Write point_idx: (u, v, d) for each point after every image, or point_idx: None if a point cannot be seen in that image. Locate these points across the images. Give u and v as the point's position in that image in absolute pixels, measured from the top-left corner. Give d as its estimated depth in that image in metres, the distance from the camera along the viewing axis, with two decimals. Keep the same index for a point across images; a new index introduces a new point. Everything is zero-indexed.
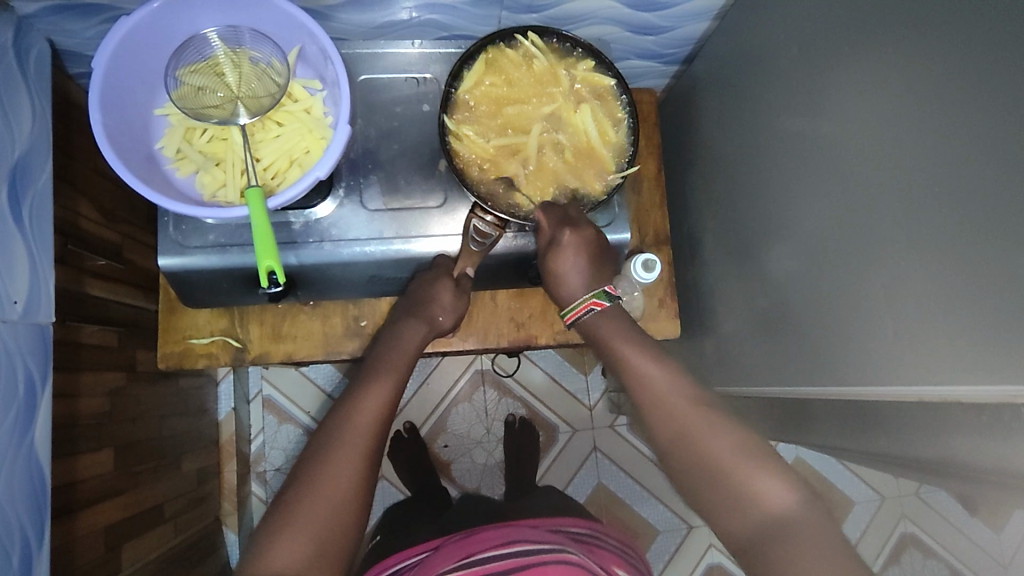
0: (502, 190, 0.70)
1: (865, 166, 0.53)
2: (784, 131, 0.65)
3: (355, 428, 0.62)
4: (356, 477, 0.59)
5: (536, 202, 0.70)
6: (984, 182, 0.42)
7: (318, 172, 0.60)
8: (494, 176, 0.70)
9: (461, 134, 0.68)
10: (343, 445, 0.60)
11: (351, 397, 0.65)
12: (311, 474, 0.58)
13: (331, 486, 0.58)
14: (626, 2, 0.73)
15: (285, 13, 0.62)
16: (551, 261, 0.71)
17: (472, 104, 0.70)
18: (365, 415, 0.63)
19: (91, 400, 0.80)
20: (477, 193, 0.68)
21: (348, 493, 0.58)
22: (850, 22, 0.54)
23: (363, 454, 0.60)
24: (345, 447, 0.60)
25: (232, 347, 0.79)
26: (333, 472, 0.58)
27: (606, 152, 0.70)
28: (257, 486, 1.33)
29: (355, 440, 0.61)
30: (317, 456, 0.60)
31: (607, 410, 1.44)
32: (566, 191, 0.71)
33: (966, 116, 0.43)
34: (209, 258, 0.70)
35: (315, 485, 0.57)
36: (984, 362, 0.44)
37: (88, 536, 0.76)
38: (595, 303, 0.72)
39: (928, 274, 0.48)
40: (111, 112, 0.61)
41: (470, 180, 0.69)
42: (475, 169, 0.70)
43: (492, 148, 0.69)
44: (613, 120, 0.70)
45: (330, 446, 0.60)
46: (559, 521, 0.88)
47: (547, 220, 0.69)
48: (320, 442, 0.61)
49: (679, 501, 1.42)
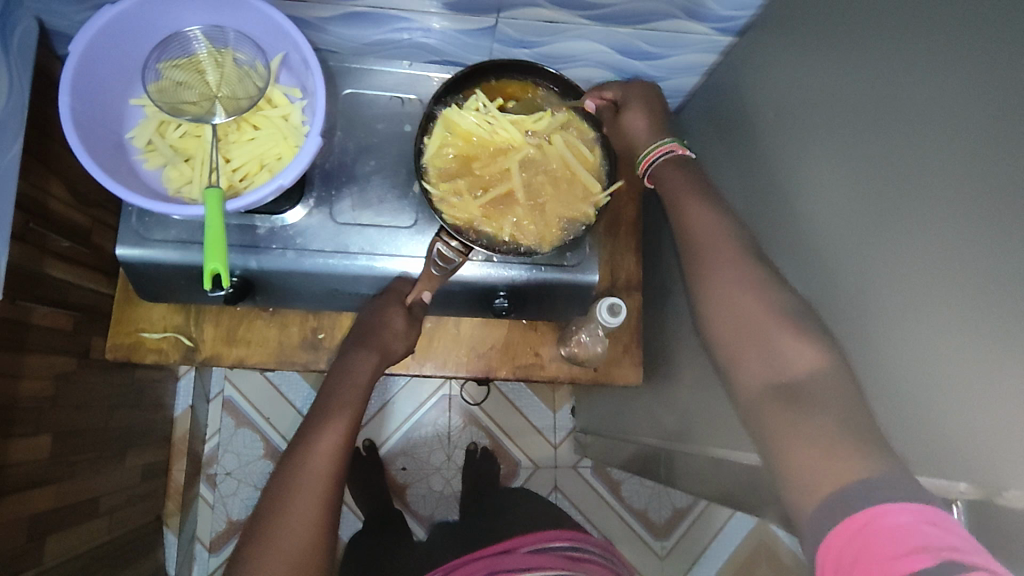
0: (502, 235, 0.68)
1: (833, 236, 0.53)
2: (761, 191, 0.65)
3: (310, 472, 0.58)
4: (315, 526, 0.56)
5: (539, 241, 0.69)
6: (940, 270, 0.42)
7: (283, 179, 0.60)
8: (488, 226, 0.68)
9: (440, 192, 0.67)
10: (302, 491, 0.57)
11: (306, 436, 0.61)
12: (269, 527, 0.55)
13: (292, 538, 0.55)
14: (616, 48, 0.74)
15: (271, 20, 0.62)
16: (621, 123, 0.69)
17: (445, 164, 0.69)
18: (320, 458, 0.59)
19: (34, 383, 0.78)
20: (478, 244, 0.67)
21: (308, 544, 0.55)
22: (830, 94, 0.55)
23: (322, 501, 0.57)
24: (302, 495, 0.57)
25: (184, 346, 0.78)
26: (294, 522, 0.55)
27: (587, 175, 0.69)
28: (205, 488, 1.30)
29: (313, 486, 0.57)
30: (274, 506, 0.56)
31: (572, 450, 1.41)
32: (564, 222, 0.70)
33: (928, 198, 0.44)
34: (168, 253, 0.69)
35: (275, 541, 0.54)
36: (931, 449, 0.43)
37: (11, 524, 0.74)
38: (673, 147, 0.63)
39: (878, 351, 0.48)
40: (83, 97, 0.61)
41: (466, 232, 0.68)
42: (467, 223, 0.68)
43: (477, 202, 0.68)
44: (585, 149, 0.70)
45: (286, 494, 0.57)
46: (544, 537, 0.88)
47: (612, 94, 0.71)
48: (276, 490, 0.57)
49: (634, 551, 1.39)
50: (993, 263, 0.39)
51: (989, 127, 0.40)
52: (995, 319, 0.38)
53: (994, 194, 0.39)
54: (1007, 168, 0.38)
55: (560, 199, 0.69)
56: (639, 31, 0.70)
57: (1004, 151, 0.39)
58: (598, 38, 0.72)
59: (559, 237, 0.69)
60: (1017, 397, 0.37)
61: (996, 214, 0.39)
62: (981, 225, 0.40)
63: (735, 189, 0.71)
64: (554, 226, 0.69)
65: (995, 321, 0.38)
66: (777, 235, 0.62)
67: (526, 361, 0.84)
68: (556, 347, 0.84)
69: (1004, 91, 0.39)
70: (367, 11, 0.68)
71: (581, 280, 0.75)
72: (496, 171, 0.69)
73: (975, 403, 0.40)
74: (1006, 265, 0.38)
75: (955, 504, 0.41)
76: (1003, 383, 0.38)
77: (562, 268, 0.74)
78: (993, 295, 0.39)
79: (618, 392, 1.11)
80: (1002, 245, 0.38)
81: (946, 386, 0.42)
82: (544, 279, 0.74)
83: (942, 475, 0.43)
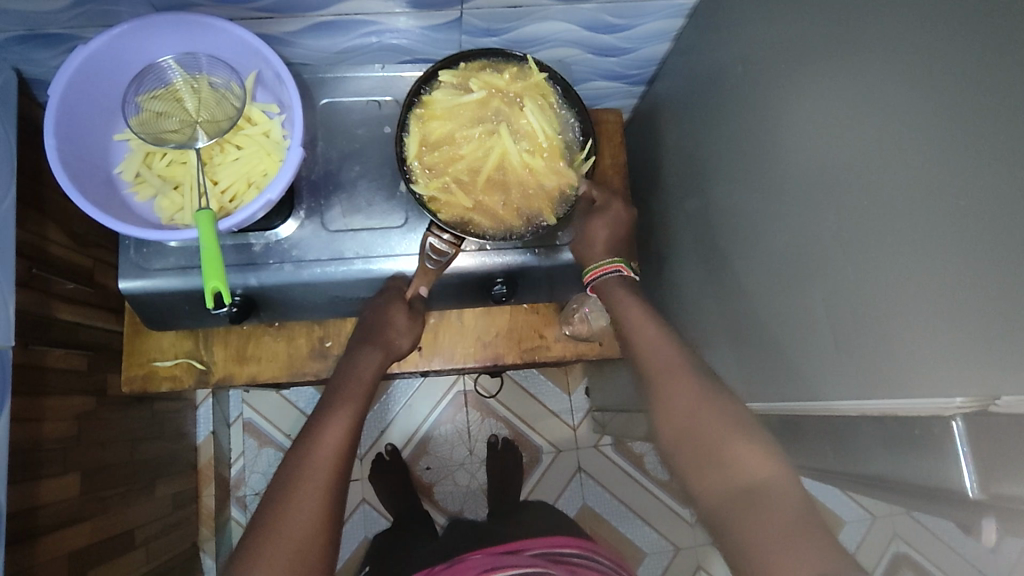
0: (494, 220, 0.70)
1: (816, 179, 0.54)
2: (743, 145, 0.66)
3: (316, 462, 0.61)
4: (318, 510, 0.58)
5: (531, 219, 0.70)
6: (918, 196, 0.43)
7: (270, 193, 0.61)
8: (478, 213, 0.70)
9: (427, 188, 0.69)
10: (306, 480, 0.59)
11: (311, 429, 0.64)
12: (274, 515, 0.57)
13: (299, 522, 0.57)
14: (583, 25, 0.75)
15: (240, 40, 0.64)
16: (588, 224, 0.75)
17: (427, 160, 0.70)
18: (325, 449, 0.62)
19: (57, 423, 0.80)
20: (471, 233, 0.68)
21: (313, 526, 0.57)
22: (801, 41, 0.56)
23: (327, 488, 0.59)
24: (308, 481, 0.59)
25: (196, 369, 0.79)
26: (299, 505, 0.58)
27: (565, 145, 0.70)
28: (236, 511, 1.32)
29: (317, 472, 0.60)
30: (280, 493, 0.59)
31: (591, 431, 1.42)
32: (553, 198, 0.71)
33: (901, 127, 0.45)
34: (170, 281, 0.70)
35: (283, 524, 0.56)
36: (926, 372, 0.44)
37: (49, 563, 0.75)
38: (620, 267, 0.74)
39: (867, 285, 0.49)
40: (67, 137, 0.63)
41: (457, 223, 0.69)
42: (458, 213, 0.69)
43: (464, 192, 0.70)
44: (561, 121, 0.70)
45: (293, 481, 0.59)
46: (551, 542, 0.96)
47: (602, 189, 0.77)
48: (280, 481, 0.60)
49: (665, 522, 1.41)
50: (970, 181, 0.40)
51: (950, 49, 0.41)
52: (977, 234, 0.39)
53: (965, 112, 0.40)
54: (971, 86, 0.39)
55: (546, 173, 0.70)
56: (603, 5, 0.71)
57: (965, 71, 0.40)
58: (564, 17, 0.73)
59: (552, 212, 0.70)
60: (1001, 306, 0.38)
61: (963, 135, 0.40)
62: (949, 146, 0.41)
63: (716, 149, 0.72)
64: (547, 203, 0.70)
65: (978, 235, 0.39)
66: (761, 188, 0.63)
67: (532, 344, 0.85)
68: (559, 327, 0.85)
69: (959, 14, 0.40)
70: (335, 20, 0.69)
71: (574, 257, 0.76)
72: (476, 158, 0.70)
73: (964, 318, 0.40)
74: (977, 183, 0.39)
75: (953, 421, 0.42)
76: (989, 295, 0.39)
77: (554, 248, 0.75)
78: (968, 213, 0.40)
79: (630, 366, 1.12)
80: (971, 160, 0.39)
81: (930, 305, 0.43)
82: (540, 261, 0.75)
83: (935, 395, 0.44)
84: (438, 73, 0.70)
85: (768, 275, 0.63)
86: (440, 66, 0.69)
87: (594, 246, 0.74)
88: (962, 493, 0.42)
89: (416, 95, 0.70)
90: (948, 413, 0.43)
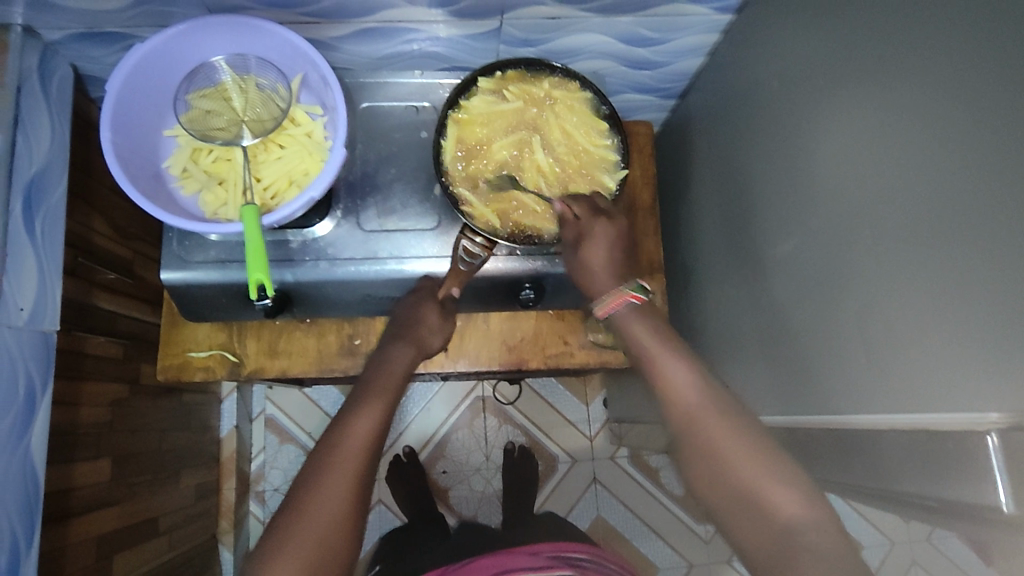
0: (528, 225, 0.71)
1: (847, 195, 0.55)
2: (775, 159, 0.67)
3: (347, 452, 0.62)
4: (347, 500, 0.59)
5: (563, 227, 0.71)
6: (950, 213, 0.44)
7: (312, 192, 0.63)
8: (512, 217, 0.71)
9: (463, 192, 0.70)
10: (335, 471, 0.60)
11: (344, 419, 0.65)
12: (303, 501, 0.59)
13: (326, 509, 0.58)
14: (619, 37, 0.77)
15: (289, 43, 0.66)
16: (581, 252, 0.69)
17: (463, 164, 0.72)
18: (356, 439, 0.63)
19: (92, 409, 0.82)
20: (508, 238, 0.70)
21: (340, 517, 0.58)
22: (834, 58, 0.57)
23: (355, 478, 0.61)
24: (337, 470, 0.60)
25: (229, 361, 0.81)
26: (329, 494, 0.59)
27: (597, 154, 0.72)
28: (255, 505, 1.33)
29: (348, 462, 0.61)
30: (309, 481, 0.60)
31: (608, 442, 1.42)
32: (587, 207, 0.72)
33: (932, 145, 0.45)
34: (209, 274, 0.72)
35: (311, 511, 0.58)
36: (963, 386, 0.44)
37: (79, 544, 0.78)
38: (634, 296, 0.68)
39: (900, 301, 0.49)
40: (121, 132, 0.65)
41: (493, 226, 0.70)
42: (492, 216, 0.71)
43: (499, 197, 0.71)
44: (593, 131, 0.72)
45: (323, 470, 0.60)
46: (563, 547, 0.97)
47: (581, 211, 0.69)
48: (312, 468, 0.61)
49: (679, 537, 1.40)
50: (1004, 198, 0.40)
51: (984, 69, 0.41)
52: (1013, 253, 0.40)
53: (999, 131, 0.40)
54: (1002, 106, 0.40)
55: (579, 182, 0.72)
56: (640, 19, 0.73)
57: (996, 94, 0.40)
58: (600, 29, 0.75)
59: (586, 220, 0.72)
60: None
61: (993, 156, 0.41)
62: (979, 165, 0.42)
63: (746, 164, 0.73)
64: None
65: (1011, 251, 0.40)
66: (792, 201, 0.64)
67: (557, 350, 0.86)
68: (585, 334, 0.86)
69: (992, 39, 0.41)
70: (378, 26, 0.71)
71: None
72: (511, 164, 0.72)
73: (1000, 334, 0.41)
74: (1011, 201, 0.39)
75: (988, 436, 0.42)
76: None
77: None
78: (1000, 233, 0.40)
79: None
80: (1004, 179, 0.40)
81: (965, 322, 0.43)
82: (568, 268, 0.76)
83: (971, 411, 0.43)
84: (476, 80, 0.71)
85: (800, 290, 0.63)
86: (478, 73, 0.71)
87: (592, 274, 0.69)
88: (988, 509, 0.42)
89: (454, 101, 0.71)
90: (982, 428, 0.42)
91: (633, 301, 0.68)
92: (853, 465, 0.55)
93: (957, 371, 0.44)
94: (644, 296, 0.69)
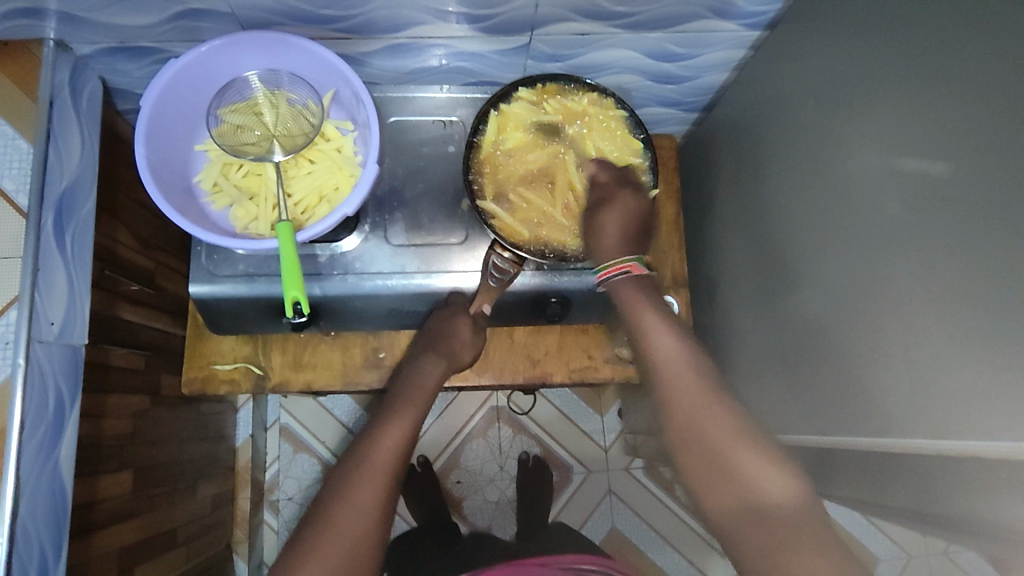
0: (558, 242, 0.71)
1: (882, 216, 0.55)
2: (805, 175, 0.67)
3: (374, 465, 0.62)
4: (373, 513, 0.59)
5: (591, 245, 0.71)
6: (993, 239, 0.44)
7: (345, 209, 0.62)
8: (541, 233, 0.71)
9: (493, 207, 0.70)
10: (362, 484, 0.60)
11: (372, 432, 0.65)
12: (329, 514, 0.58)
13: (351, 522, 0.57)
14: (646, 53, 0.77)
15: (323, 59, 0.66)
16: (598, 215, 0.69)
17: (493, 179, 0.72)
18: (384, 452, 0.63)
19: (116, 421, 0.82)
20: (537, 254, 0.70)
21: (365, 530, 0.58)
22: (868, 78, 0.57)
23: (382, 492, 0.60)
24: (364, 483, 0.60)
25: (254, 374, 0.81)
26: (354, 507, 0.58)
27: (628, 173, 0.72)
28: (269, 515, 1.33)
29: (376, 475, 0.61)
30: (336, 493, 0.60)
31: (623, 452, 1.42)
32: None
33: (974, 169, 0.45)
34: (237, 288, 0.72)
35: (338, 523, 0.57)
36: (1007, 413, 0.43)
37: (102, 558, 0.78)
38: (632, 267, 0.69)
39: (939, 325, 0.49)
40: (154, 147, 0.66)
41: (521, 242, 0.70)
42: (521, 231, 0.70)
43: (528, 213, 0.71)
44: (624, 149, 0.72)
45: (350, 482, 0.60)
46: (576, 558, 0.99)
47: (604, 177, 0.71)
48: (339, 481, 0.61)
49: (694, 549, 1.39)
50: None
51: None
52: None
53: None
54: None
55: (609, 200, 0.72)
56: (669, 35, 0.73)
57: None
58: (628, 45, 0.74)
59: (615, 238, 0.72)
60: None
61: None
62: None
63: (773, 180, 0.73)
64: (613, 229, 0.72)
65: None
66: (823, 220, 0.64)
67: (582, 364, 0.85)
68: (609, 348, 0.85)
69: None
70: (408, 41, 0.71)
71: None
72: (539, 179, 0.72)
73: None
74: None
75: None
76: None
77: None
78: None
79: None
80: None
81: (1008, 348, 0.43)
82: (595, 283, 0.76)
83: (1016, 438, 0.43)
84: (508, 95, 0.71)
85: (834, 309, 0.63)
86: (510, 88, 0.71)
87: (603, 239, 0.69)
88: None
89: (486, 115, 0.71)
90: None
91: (629, 273, 0.69)
92: None
93: (1000, 398, 0.44)
94: (644, 270, 0.70)
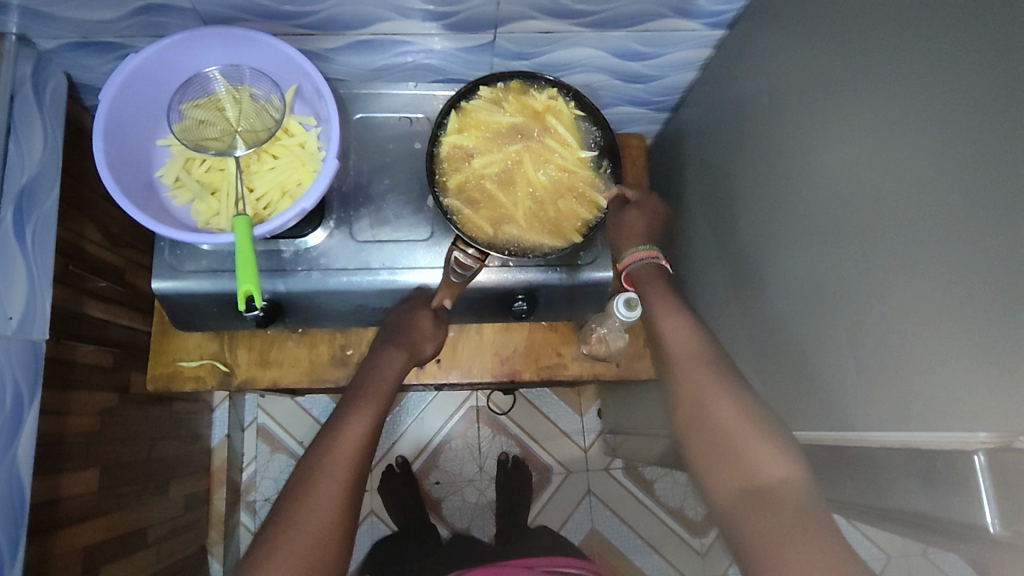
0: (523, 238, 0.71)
1: (839, 211, 0.55)
2: (766, 172, 0.67)
3: (337, 460, 0.61)
4: (338, 510, 0.59)
5: (556, 241, 0.71)
6: (944, 232, 0.44)
7: (305, 203, 0.63)
8: (505, 229, 0.71)
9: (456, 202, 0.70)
10: (325, 479, 0.60)
11: (335, 425, 0.65)
12: (292, 511, 0.58)
13: (315, 519, 0.57)
14: (612, 51, 0.77)
15: (285, 54, 0.66)
16: (624, 215, 0.75)
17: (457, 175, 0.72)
18: (348, 447, 0.62)
19: (81, 418, 0.81)
20: (502, 250, 0.69)
21: (329, 526, 0.58)
22: (825, 75, 0.57)
23: (345, 487, 0.60)
24: (327, 479, 0.60)
25: (220, 371, 0.81)
26: (318, 503, 0.58)
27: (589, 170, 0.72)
28: (246, 515, 1.32)
29: (338, 471, 0.61)
30: (300, 489, 0.60)
31: (602, 453, 1.42)
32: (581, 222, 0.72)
33: (926, 162, 0.46)
34: (200, 283, 0.72)
35: (303, 519, 0.57)
36: (959, 406, 0.44)
37: (65, 557, 0.77)
38: (655, 254, 0.74)
39: (894, 318, 0.49)
40: (114, 140, 0.65)
41: (485, 238, 0.70)
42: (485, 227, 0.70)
43: (489, 209, 0.72)
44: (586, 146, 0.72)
45: (313, 479, 0.60)
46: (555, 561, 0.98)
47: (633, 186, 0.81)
48: (302, 476, 0.61)
49: (674, 551, 1.39)
50: (997, 218, 0.40)
51: (972, 91, 0.42)
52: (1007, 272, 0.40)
53: (988, 152, 0.41)
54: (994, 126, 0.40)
55: (573, 197, 0.72)
56: (634, 34, 0.73)
57: (988, 114, 0.41)
58: (593, 44, 0.75)
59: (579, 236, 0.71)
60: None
61: (985, 176, 0.41)
62: (969, 185, 0.42)
63: (738, 177, 0.74)
64: (578, 226, 0.72)
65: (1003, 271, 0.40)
66: (784, 217, 0.64)
67: (550, 362, 0.86)
68: (577, 346, 0.86)
69: (982, 60, 0.41)
70: (372, 39, 0.72)
71: (595, 277, 0.77)
72: (503, 176, 0.73)
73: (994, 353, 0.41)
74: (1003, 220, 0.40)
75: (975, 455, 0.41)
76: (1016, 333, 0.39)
77: (576, 268, 0.76)
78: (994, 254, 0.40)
79: (642, 389, 1.12)
80: (999, 199, 0.40)
81: (959, 341, 0.43)
82: (561, 279, 0.76)
83: (963, 431, 0.43)
84: (472, 92, 0.72)
85: (792, 304, 0.63)
86: (475, 83, 0.71)
87: (628, 236, 0.75)
88: (978, 531, 0.41)
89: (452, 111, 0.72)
90: (970, 447, 0.42)
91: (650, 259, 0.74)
92: (845, 481, 0.55)
93: (952, 391, 0.44)
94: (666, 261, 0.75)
